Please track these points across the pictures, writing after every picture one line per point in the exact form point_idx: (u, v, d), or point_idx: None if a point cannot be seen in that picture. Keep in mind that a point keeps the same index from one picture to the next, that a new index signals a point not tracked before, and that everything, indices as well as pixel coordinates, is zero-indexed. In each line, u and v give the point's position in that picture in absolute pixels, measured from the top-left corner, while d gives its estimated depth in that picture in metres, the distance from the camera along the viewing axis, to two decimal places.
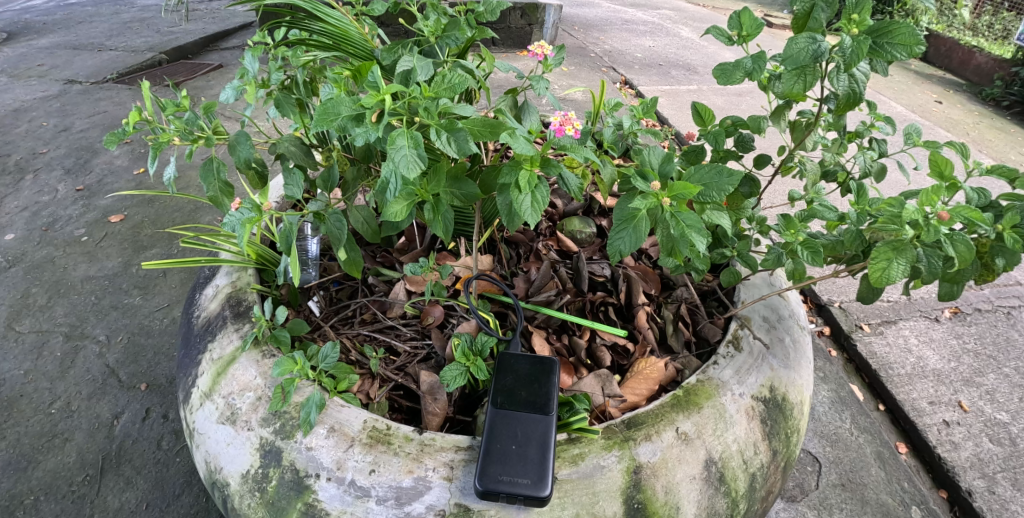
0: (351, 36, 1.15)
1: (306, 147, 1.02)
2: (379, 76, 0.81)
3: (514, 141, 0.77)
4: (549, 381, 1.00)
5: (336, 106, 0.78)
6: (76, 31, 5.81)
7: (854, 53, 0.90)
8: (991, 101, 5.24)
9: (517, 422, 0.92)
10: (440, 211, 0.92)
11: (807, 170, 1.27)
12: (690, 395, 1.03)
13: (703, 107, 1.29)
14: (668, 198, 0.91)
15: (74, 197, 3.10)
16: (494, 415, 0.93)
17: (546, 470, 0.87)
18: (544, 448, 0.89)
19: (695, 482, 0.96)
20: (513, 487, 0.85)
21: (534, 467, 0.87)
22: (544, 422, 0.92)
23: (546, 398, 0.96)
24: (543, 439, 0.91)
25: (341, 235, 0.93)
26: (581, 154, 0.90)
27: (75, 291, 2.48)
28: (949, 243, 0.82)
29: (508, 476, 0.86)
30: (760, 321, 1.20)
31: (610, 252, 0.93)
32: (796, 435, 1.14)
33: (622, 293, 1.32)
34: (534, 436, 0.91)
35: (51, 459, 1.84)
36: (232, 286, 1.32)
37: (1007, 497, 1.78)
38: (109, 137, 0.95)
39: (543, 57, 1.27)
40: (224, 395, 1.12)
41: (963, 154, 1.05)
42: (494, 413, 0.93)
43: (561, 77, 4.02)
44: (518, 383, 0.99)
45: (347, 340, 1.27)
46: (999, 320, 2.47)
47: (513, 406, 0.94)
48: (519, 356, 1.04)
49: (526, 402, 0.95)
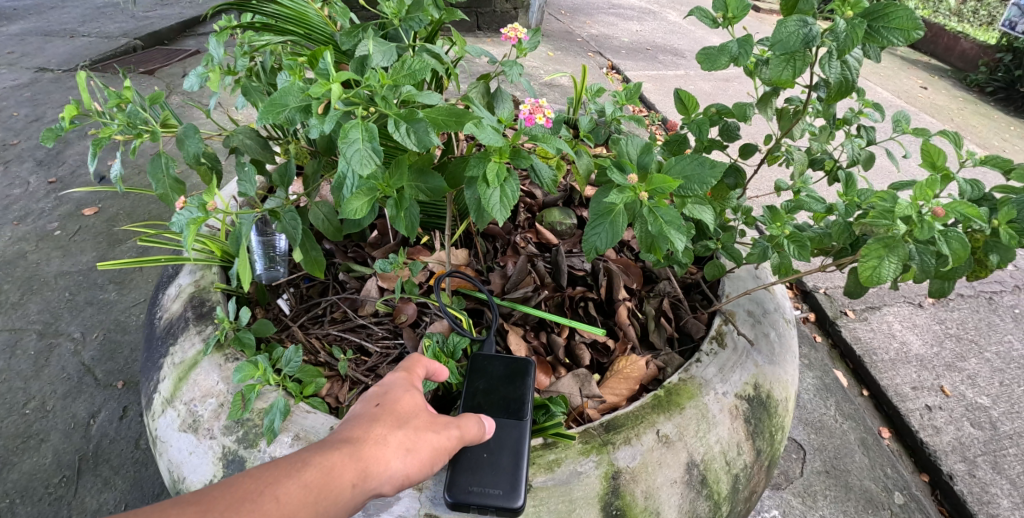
0: (309, 19, 1.06)
1: (264, 139, 0.95)
2: (329, 64, 0.73)
3: (481, 132, 0.74)
4: (525, 383, 0.95)
5: (283, 96, 0.72)
6: (48, 16, 5.58)
7: (848, 38, 0.85)
8: (976, 87, 5.24)
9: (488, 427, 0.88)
10: (404, 207, 0.85)
11: (793, 159, 1.22)
12: (672, 395, 0.99)
13: (687, 94, 1.23)
14: (646, 192, 0.86)
15: (46, 189, 2.99)
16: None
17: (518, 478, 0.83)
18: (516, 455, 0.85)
19: (677, 486, 0.93)
20: (483, 498, 0.81)
21: (505, 475, 0.83)
22: (518, 427, 0.88)
23: (520, 400, 0.92)
24: (515, 445, 0.86)
25: (296, 235, 0.87)
26: (552, 145, 0.84)
27: (48, 287, 2.39)
28: (943, 239, 0.78)
29: (477, 486, 0.82)
30: (744, 316, 1.17)
31: (587, 248, 0.89)
32: (780, 433, 1.11)
33: (603, 288, 1.28)
34: (507, 443, 0.86)
35: (26, 460, 1.77)
36: (195, 286, 1.26)
37: (987, 480, 1.78)
38: (45, 133, 0.87)
39: (518, 40, 1.22)
40: (186, 401, 1.06)
41: (956, 144, 1.00)
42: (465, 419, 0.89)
43: (547, 62, 3.94)
44: (492, 385, 0.94)
45: (316, 341, 1.22)
46: (981, 305, 2.48)
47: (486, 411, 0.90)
48: (492, 356, 0.99)
49: (499, 407, 0.91)
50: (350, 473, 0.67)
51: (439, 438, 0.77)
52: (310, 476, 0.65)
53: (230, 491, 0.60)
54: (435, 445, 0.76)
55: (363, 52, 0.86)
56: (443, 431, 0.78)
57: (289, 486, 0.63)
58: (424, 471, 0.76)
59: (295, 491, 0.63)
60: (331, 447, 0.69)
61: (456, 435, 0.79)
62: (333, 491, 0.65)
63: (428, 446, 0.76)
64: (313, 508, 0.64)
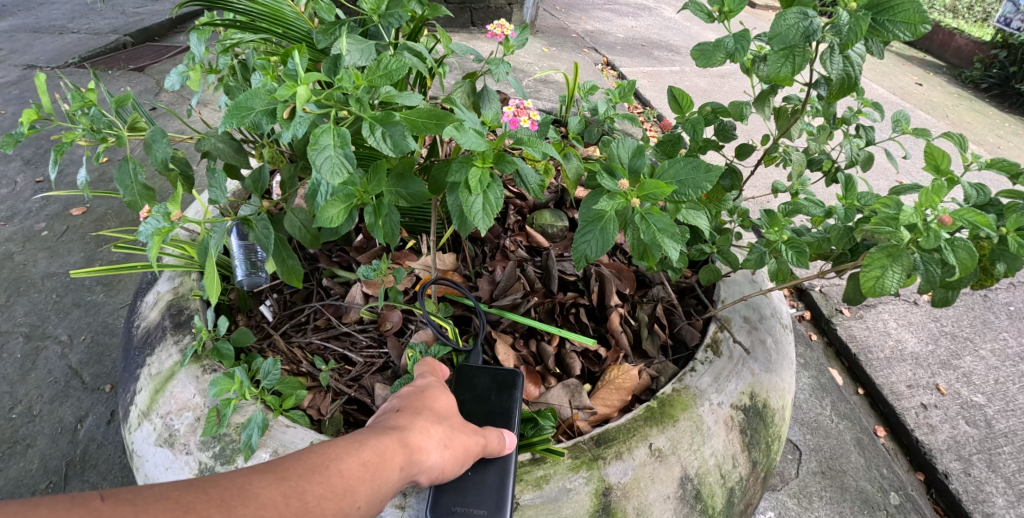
0: (284, 16, 1.00)
1: (238, 143, 0.91)
2: (297, 65, 0.70)
3: (460, 135, 0.70)
4: (512, 395, 0.91)
5: (248, 100, 0.68)
6: (37, 12, 5.49)
7: (852, 31, 0.82)
8: (970, 83, 5.22)
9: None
10: (383, 213, 0.81)
11: (791, 160, 1.18)
12: (665, 406, 0.96)
13: (681, 92, 1.20)
14: (638, 198, 0.83)
15: (33, 189, 2.92)
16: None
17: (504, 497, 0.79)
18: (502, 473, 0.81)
19: (669, 501, 0.90)
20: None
21: (491, 494, 0.79)
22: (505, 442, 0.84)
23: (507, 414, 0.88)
24: (501, 462, 0.82)
25: (268, 246, 0.84)
26: (539, 149, 0.81)
27: (35, 288, 2.33)
28: (949, 248, 0.74)
29: (462, 505, 0.78)
30: (740, 322, 1.14)
31: (576, 256, 0.86)
32: (776, 443, 1.08)
33: (594, 293, 1.24)
34: (492, 460, 0.82)
35: (12, 466, 1.73)
36: (174, 293, 1.22)
37: (982, 478, 1.76)
38: (3, 139, 0.83)
39: (505, 38, 1.19)
40: (162, 415, 1.02)
41: (960, 146, 0.97)
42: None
43: (541, 58, 3.90)
44: (478, 397, 0.90)
45: (298, 350, 1.18)
46: (976, 302, 2.46)
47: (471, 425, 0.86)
48: (478, 367, 0.95)
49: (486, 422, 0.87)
50: (399, 455, 0.65)
51: (475, 437, 0.76)
52: (365, 454, 0.63)
53: (299, 461, 0.59)
54: (471, 442, 0.75)
55: (338, 50, 0.82)
56: (475, 433, 0.76)
57: (347, 463, 0.61)
58: (459, 468, 0.73)
59: (353, 468, 0.61)
60: (381, 429, 0.67)
61: (487, 439, 0.78)
62: (383, 474, 0.63)
63: (466, 443, 0.74)
64: (369, 485, 0.61)
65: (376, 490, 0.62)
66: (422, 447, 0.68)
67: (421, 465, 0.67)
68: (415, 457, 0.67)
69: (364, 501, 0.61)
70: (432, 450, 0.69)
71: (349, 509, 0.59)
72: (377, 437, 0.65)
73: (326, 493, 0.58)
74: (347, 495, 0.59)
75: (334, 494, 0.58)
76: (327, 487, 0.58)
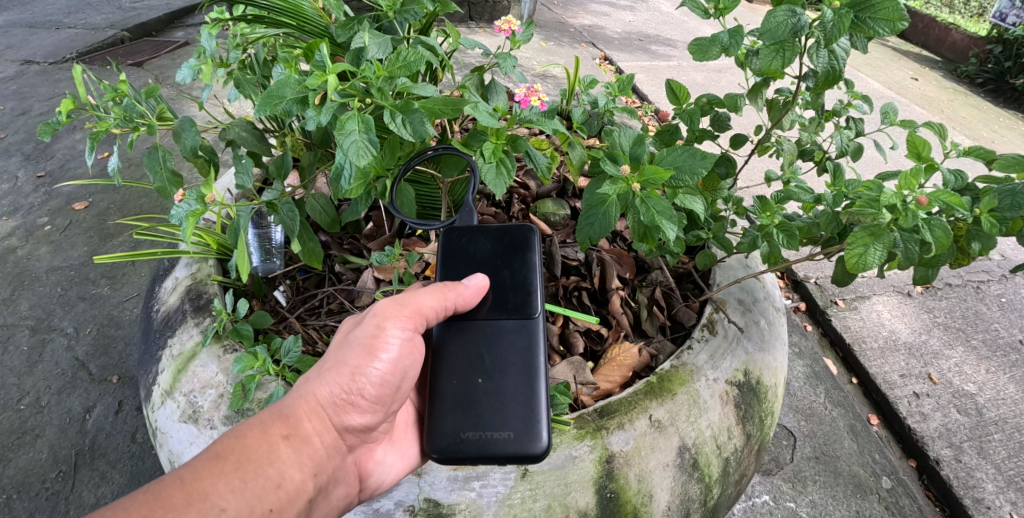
0: (304, 13, 1.05)
1: (259, 131, 0.98)
2: (326, 56, 0.77)
3: (477, 115, 0.77)
4: (523, 258, 0.90)
5: (280, 88, 0.76)
6: (32, 7, 5.46)
7: (835, 27, 0.87)
8: (966, 79, 5.28)
9: (479, 342, 0.89)
10: (400, 189, 0.96)
11: (783, 150, 1.22)
12: (664, 381, 1.01)
13: (678, 84, 1.24)
14: (639, 183, 0.88)
15: (35, 184, 2.94)
16: (444, 330, 0.90)
17: (530, 407, 0.85)
18: (524, 376, 0.87)
19: (668, 469, 0.97)
20: (485, 441, 0.84)
21: (509, 397, 0.86)
22: (523, 334, 0.88)
23: (518, 291, 0.90)
24: (521, 369, 0.87)
25: (294, 225, 0.90)
26: (548, 128, 0.89)
27: (40, 282, 2.37)
28: (926, 228, 0.81)
29: (473, 431, 0.85)
30: (735, 304, 1.19)
31: (581, 238, 0.93)
32: (769, 418, 1.15)
33: (596, 278, 1.30)
34: (511, 365, 0.88)
35: (22, 456, 1.77)
36: (192, 278, 1.25)
37: (972, 465, 1.83)
38: (40, 127, 0.93)
39: (511, 33, 1.25)
40: (185, 393, 1.07)
41: (941, 135, 1.03)
42: (450, 338, 0.90)
43: (540, 53, 3.93)
44: (475, 267, 0.91)
45: (313, 331, 1.23)
46: (969, 294, 2.52)
47: (469, 315, 0.90)
48: (471, 231, 0.92)
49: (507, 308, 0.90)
50: (272, 432, 0.78)
51: (365, 339, 0.83)
52: (227, 451, 0.75)
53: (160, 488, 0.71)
54: (362, 346, 0.83)
55: (360, 44, 0.88)
56: (371, 323, 0.84)
57: (207, 468, 0.73)
58: (364, 371, 0.82)
59: (213, 470, 0.73)
60: (254, 416, 0.80)
61: (403, 312, 0.84)
62: (258, 454, 0.76)
63: (353, 355, 0.82)
64: (237, 475, 0.73)
65: (264, 466, 0.76)
66: (297, 408, 0.81)
67: (305, 423, 0.81)
68: (292, 422, 0.80)
69: (253, 482, 0.74)
70: (311, 400, 0.81)
71: (241, 493, 0.73)
72: (242, 426, 0.77)
73: (198, 496, 0.70)
74: (224, 483, 0.72)
75: (211, 487, 0.71)
76: (204, 490, 0.71)
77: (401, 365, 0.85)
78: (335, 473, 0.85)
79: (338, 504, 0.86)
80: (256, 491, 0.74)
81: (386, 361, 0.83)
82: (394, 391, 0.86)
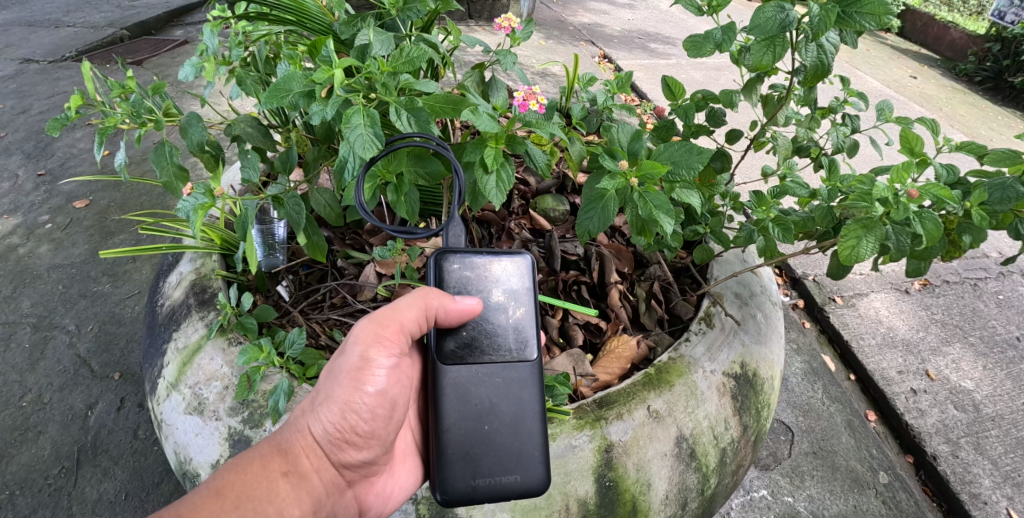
0: (308, 11, 1.07)
1: (264, 127, 1.01)
2: (332, 52, 0.82)
3: (477, 119, 0.80)
4: (518, 293, 0.87)
5: (287, 82, 0.80)
6: (31, 6, 5.47)
7: (821, 23, 0.89)
8: (965, 77, 5.30)
9: (482, 384, 0.84)
10: (404, 191, 0.97)
11: (778, 146, 1.25)
12: (662, 373, 1.03)
13: (674, 80, 1.26)
14: (637, 177, 0.90)
15: (35, 182, 2.95)
16: (442, 370, 0.83)
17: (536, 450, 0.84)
18: (528, 419, 0.85)
19: (667, 458, 0.99)
20: (493, 487, 0.82)
21: (513, 444, 0.84)
22: (526, 376, 0.85)
23: (516, 328, 0.86)
24: (525, 411, 0.85)
25: (300, 219, 0.95)
26: (546, 131, 0.92)
27: (41, 280, 2.38)
28: (917, 220, 0.83)
29: (483, 478, 0.82)
30: (732, 298, 1.20)
31: (581, 232, 0.94)
32: (766, 410, 1.17)
33: (595, 272, 1.32)
34: (513, 410, 0.84)
35: (24, 453, 1.78)
36: (196, 273, 1.27)
37: (969, 460, 1.85)
38: (52, 123, 0.98)
39: (511, 30, 1.26)
40: (190, 385, 1.09)
41: (933, 130, 1.05)
42: (452, 380, 0.83)
43: (539, 52, 3.94)
44: (470, 299, 0.86)
45: (317, 325, 1.25)
46: (966, 291, 2.53)
47: (469, 355, 0.84)
48: (468, 257, 0.86)
49: (503, 351, 0.85)
50: (269, 468, 0.78)
51: (351, 370, 0.80)
52: (222, 489, 0.74)
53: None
54: (350, 379, 0.80)
55: (365, 41, 0.91)
56: (358, 350, 0.81)
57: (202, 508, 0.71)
58: (357, 403, 0.81)
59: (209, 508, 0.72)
60: (251, 449, 0.79)
61: (390, 339, 0.81)
62: (255, 492, 0.75)
63: (342, 388, 0.80)
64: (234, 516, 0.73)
65: (263, 503, 0.76)
66: (293, 442, 0.80)
67: (303, 459, 0.80)
68: (290, 457, 0.80)
69: None
70: (306, 435, 0.81)
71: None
72: (238, 461, 0.77)
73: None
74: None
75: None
76: None
77: (390, 394, 0.83)
78: (332, 506, 0.85)
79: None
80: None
81: (374, 393, 0.81)
82: (386, 421, 0.85)
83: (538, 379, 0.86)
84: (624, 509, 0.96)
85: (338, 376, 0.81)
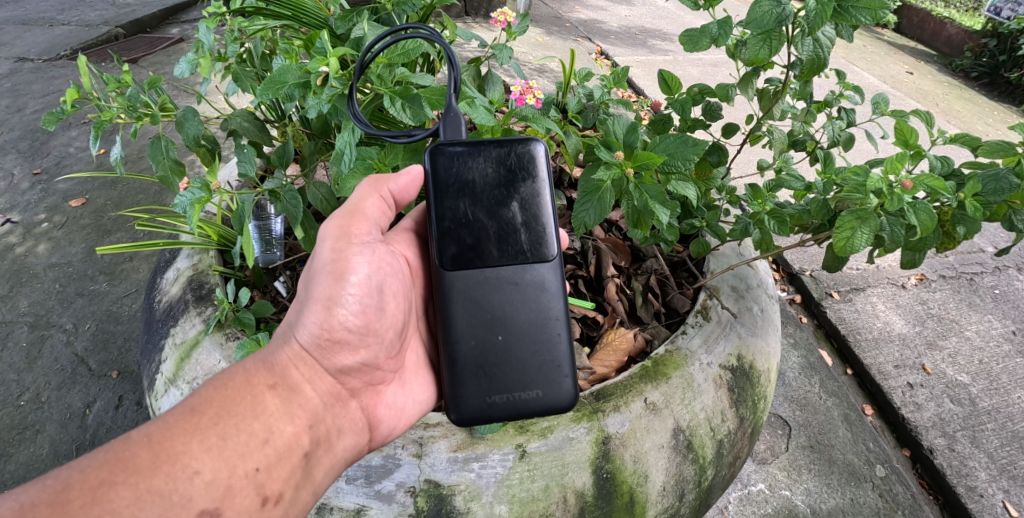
0: (305, 6, 1.08)
1: (261, 123, 1.04)
2: (326, 44, 0.83)
3: (473, 112, 0.84)
4: (527, 185, 0.88)
5: (281, 75, 0.82)
6: (25, 3, 5.43)
7: (818, 16, 0.90)
8: (961, 73, 5.31)
9: (492, 293, 0.87)
10: None
11: (774, 140, 1.24)
12: (659, 365, 1.03)
13: (670, 75, 1.27)
14: (632, 168, 0.92)
15: (30, 182, 2.94)
16: (450, 280, 0.87)
17: (560, 358, 0.88)
18: (545, 326, 0.89)
19: (663, 450, 0.99)
20: (512, 403, 0.86)
21: (524, 347, 0.87)
22: (539, 280, 0.89)
23: (529, 230, 0.88)
24: (540, 319, 0.89)
25: (297, 212, 0.95)
26: (542, 124, 0.93)
27: (38, 279, 2.37)
28: (911, 211, 0.85)
29: (499, 394, 0.86)
30: (729, 291, 1.20)
31: (576, 224, 0.94)
32: (762, 402, 1.17)
33: (591, 266, 1.34)
34: (524, 318, 0.88)
35: (23, 451, 1.78)
36: (194, 269, 1.27)
37: (966, 454, 1.86)
38: (47, 117, 0.98)
39: (507, 25, 1.27)
40: (188, 380, 1.08)
41: (927, 122, 1.05)
42: (460, 288, 0.87)
43: (536, 48, 3.93)
44: (477, 195, 0.87)
45: None
46: (962, 286, 2.54)
47: (477, 258, 0.87)
48: (468, 149, 0.86)
49: (514, 249, 0.88)
50: (251, 382, 0.81)
51: (329, 266, 0.85)
52: (202, 405, 0.76)
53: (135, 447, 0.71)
54: (330, 274, 0.85)
55: (360, 33, 0.93)
56: (331, 246, 0.86)
57: (182, 424, 0.73)
58: (337, 298, 0.85)
59: (185, 425, 0.73)
60: (236, 370, 0.82)
61: (364, 229, 0.88)
62: (236, 405, 0.77)
63: (324, 286, 0.85)
64: (215, 429, 0.74)
65: (248, 419, 0.77)
66: (279, 356, 0.84)
67: (291, 370, 0.84)
68: (277, 371, 0.83)
69: (236, 438, 0.74)
70: (291, 345, 0.85)
71: (219, 452, 0.72)
72: (220, 379, 0.79)
73: (168, 458, 0.70)
74: (198, 442, 0.72)
75: (185, 445, 0.71)
76: (175, 451, 0.71)
77: (375, 282, 0.88)
78: (335, 423, 0.86)
79: (347, 455, 0.86)
80: (240, 447, 0.74)
81: (359, 282, 0.86)
82: (379, 315, 0.89)
83: (548, 282, 0.89)
84: (621, 501, 0.97)
85: (315, 276, 0.86)
